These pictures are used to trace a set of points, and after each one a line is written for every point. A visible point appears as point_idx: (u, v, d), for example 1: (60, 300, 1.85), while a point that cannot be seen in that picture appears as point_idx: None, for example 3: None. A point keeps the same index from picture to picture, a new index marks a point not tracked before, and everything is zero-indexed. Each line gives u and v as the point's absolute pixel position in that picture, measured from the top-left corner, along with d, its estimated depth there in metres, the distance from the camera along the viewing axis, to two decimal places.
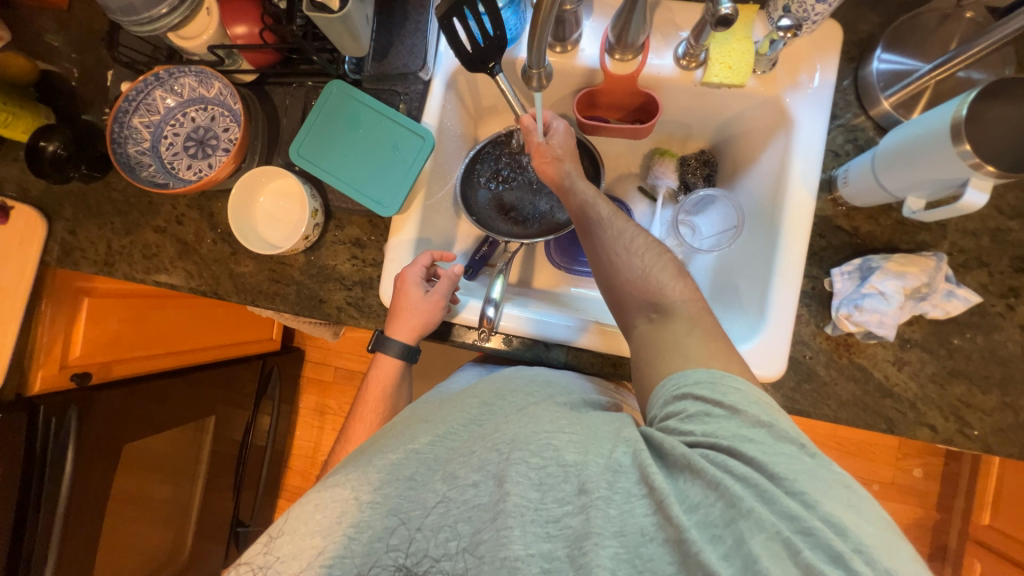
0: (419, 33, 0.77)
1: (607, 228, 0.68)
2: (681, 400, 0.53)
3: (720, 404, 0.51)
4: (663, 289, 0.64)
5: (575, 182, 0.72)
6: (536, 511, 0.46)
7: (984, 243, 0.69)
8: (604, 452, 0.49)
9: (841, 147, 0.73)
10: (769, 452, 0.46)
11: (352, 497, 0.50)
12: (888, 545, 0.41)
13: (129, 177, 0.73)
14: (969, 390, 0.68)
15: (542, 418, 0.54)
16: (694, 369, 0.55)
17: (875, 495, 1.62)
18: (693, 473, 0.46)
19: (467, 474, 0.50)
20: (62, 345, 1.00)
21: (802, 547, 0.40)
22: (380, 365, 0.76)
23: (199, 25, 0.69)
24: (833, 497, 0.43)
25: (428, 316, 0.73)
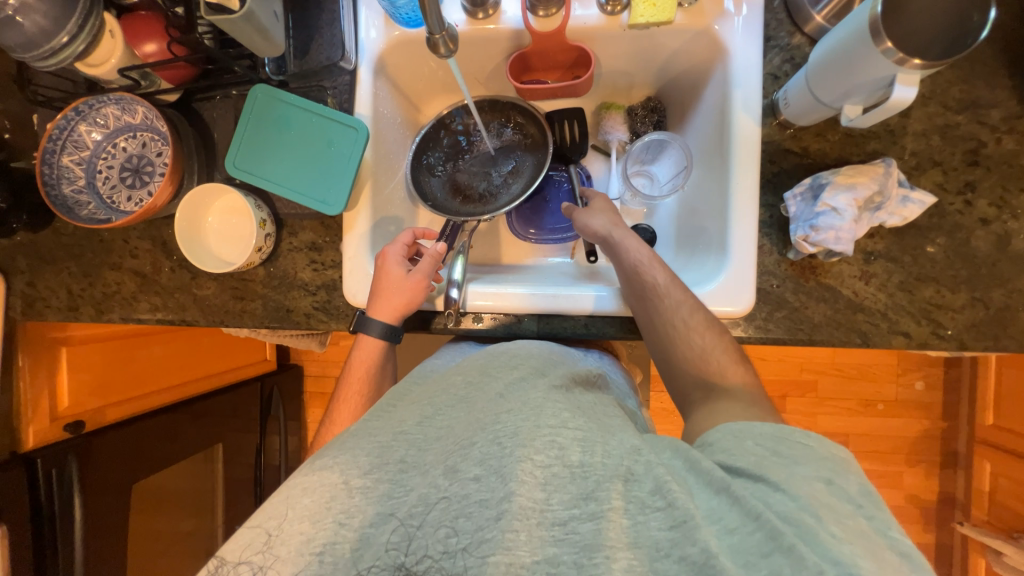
0: (336, 23, 0.75)
1: (647, 276, 0.69)
2: (739, 438, 0.50)
3: (778, 445, 0.48)
4: (705, 338, 0.65)
5: (624, 245, 0.72)
6: (542, 513, 0.44)
7: (934, 142, 0.68)
8: (613, 456, 0.46)
9: (780, 69, 0.72)
10: (819, 491, 0.43)
11: (341, 481, 0.49)
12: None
13: (69, 218, 0.72)
14: (937, 292, 0.68)
15: (545, 408, 0.50)
16: (758, 422, 0.51)
17: (881, 414, 1.65)
18: (731, 494, 0.43)
19: (469, 467, 0.47)
20: (48, 398, 1.00)
21: None
22: (363, 345, 0.73)
23: (106, 49, 0.67)
24: (882, 554, 0.39)
25: (411, 296, 0.72)
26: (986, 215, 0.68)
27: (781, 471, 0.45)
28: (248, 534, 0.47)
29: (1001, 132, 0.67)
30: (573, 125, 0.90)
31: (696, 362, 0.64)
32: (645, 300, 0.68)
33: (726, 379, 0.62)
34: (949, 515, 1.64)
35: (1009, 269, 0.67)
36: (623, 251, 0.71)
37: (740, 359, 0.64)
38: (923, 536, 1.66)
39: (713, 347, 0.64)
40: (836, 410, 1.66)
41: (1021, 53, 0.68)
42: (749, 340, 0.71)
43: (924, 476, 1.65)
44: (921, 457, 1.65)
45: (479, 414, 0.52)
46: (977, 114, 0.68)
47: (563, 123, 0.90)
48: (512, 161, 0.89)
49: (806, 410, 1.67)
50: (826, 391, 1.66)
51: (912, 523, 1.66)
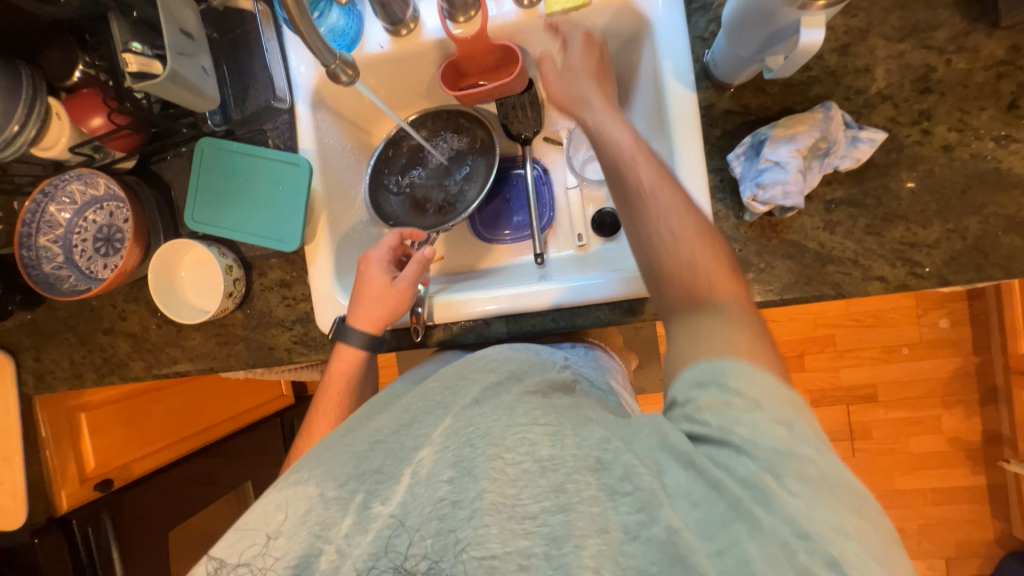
0: (267, 65, 0.77)
1: (636, 173, 0.58)
2: (702, 388, 0.46)
3: (748, 397, 0.44)
4: (698, 242, 0.55)
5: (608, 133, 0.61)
6: (513, 508, 0.44)
7: (880, 76, 0.65)
8: (583, 446, 0.46)
9: (708, 31, 0.70)
10: (779, 441, 0.41)
11: (316, 494, 0.49)
12: (884, 555, 0.38)
13: (52, 294, 0.76)
14: (908, 231, 0.65)
15: (516, 409, 0.50)
16: (723, 362, 0.46)
17: (906, 358, 1.58)
18: (691, 466, 0.42)
19: (442, 470, 0.47)
20: (75, 462, 1.05)
21: (801, 552, 0.37)
22: (342, 354, 0.74)
23: (56, 130, 0.71)
24: (840, 503, 0.39)
25: (395, 302, 0.73)
26: (948, 142, 0.64)
27: (743, 424, 0.42)
28: (248, 538, 0.49)
29: (950, 53, 0.64)
30: (524, 107, 0.90)
31: (682, 270, 0.54)
32: (631, 207, 0.58)
33: (713, 292, 0.52)
34: (996, 453, 1.56)
35: (982, 194, 0.64)
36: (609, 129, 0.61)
37: (733, 272, 0.54)
38: (973, 479, 1.58)
39: (707, 259, 0.54)
40: (858, 361, 1.60)
41: None
42: None
43: (963, 416, 1.57)
44: (956, 397, 1.57)
45: (443, 423, 0.52)
46: (920, 39, 0.65)
47: (513, 107, 0.90)
48: (466, 167, 0.89)
49: (826, 366, 1.61)
50: (843, 343, 1.60)
51: (959, 467, 1.58)
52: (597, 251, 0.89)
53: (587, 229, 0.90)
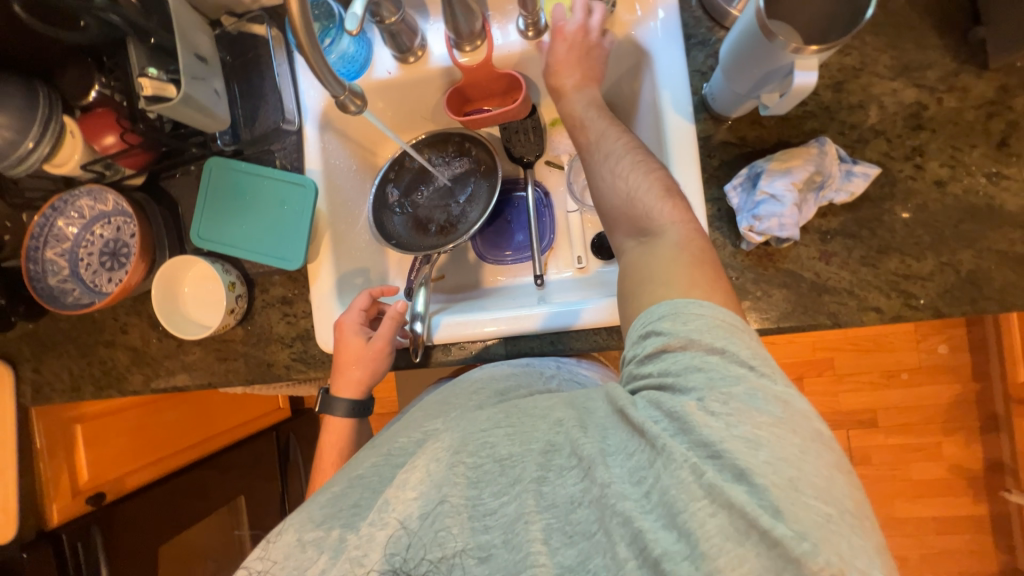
0: (278, 88, 0.79)
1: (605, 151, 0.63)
2: (647, 337, 0.48)
3: (679, 335, 0.46)
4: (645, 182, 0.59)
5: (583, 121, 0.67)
6: (474, 508, 0.47)
7: (873, 112, 0.67)
8: (537, 437, 0.49)
9: (706, 65, 0.72)
10: (710, 374, 0.44)
11: (295, 539, 0.50)
12: (800, 455, 0.39)
13: (56, 308, 0.77)
14: (903, 263, 0.66)
15: (478, 416, 0.52)
16: (657, 304, 0.50)
17: (906, 384, 1.57)
18: (626, 419, 0.46)
19: (408, 490, 0.47)
20: (68, 474, 1.04)
21: (709, 471, 0.40)
22: (331, 417, 0.77)
23: (68, 148, 0.72)
24: (759, 416, 0.41)
25: (373, 364, 0.74)
26: (940, 177, 0.66)
27: (677, 362, 0.45)
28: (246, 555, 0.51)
29: (941, 91, 0.66)
30: (526, 131, 0.92)
31: (629, 209, 0.59)
32: (600, 187, 0.62)
33: (659, 225, 0.56)
34: (999, 483, 1.54)
35: (975, 229, 0.65)
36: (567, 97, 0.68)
37: (676, 195, 0.58)
38: (975, 508, 1.56)
39: (653, 194, 0.58)
40: (858, 386, 1.59)
41: (949, 10, 0.66)
42: None
43: (964, 444, 1.56)
44: (957, 424, 1.56)
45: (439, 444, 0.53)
46: (912, 78, 0.67)
47: (516, 132, 0.92)
48: (469, 189, 0.91)
49: (826, 390, 1.60)
50: (843, 367, 1.60)
51: (961, 496, 1.56)
52: (597, 273, 0.90)
53: (586, 251, 0.91)
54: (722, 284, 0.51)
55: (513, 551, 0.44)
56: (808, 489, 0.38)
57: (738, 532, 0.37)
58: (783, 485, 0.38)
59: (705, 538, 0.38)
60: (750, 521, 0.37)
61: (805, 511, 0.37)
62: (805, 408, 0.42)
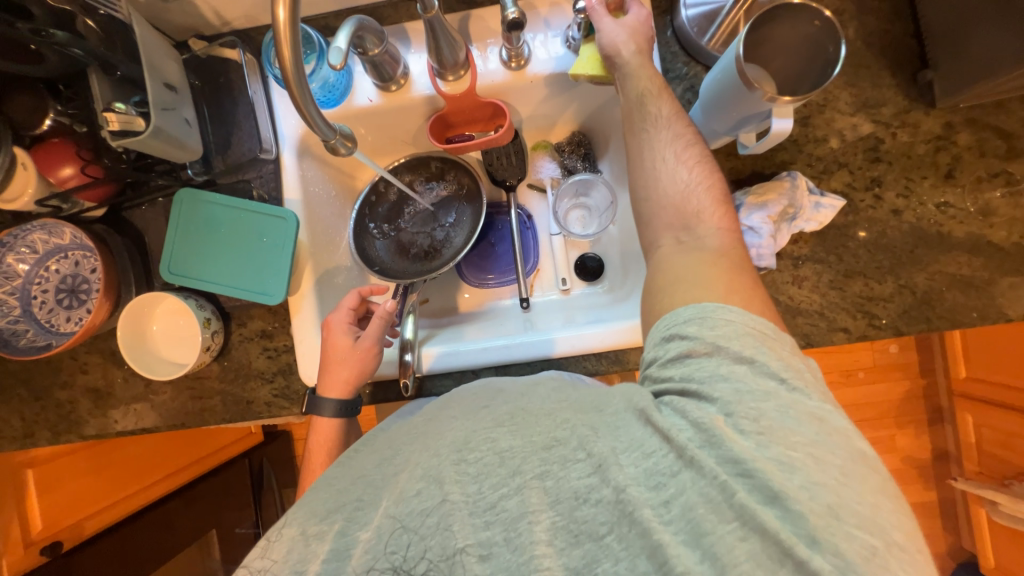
0: (253, 113, 0.76)
1: (651, 113, 0.62)
2: (673, 340, 0.51)
3: (708, 343, 0.48)
4: (693, 175, 0.59)
5: (631, 85, 0.64)
6: (474, 503, 0.47)
7: (836, 145, 0.72)
8: (540, 431, 0.50)
9: (683, 98, 0.75)
10: (747, 398, 0.45)
11: (298, 532, 0.50)
12: (838, 480, 0.41)
13: (7, 352, 0.71)
14: (867, 286, 0.71)
15: (482, 415, 0.53)
16: (683, 308, 0.51)
17: (862, 382, 1.68)
18: (648, 421, 0.47)
19: (411, 484, 0.48)
20: (19, 526, 0.96)
21: (738, 488, 0.42)
22: (318, 427, 0.72)
23: (20, 182, 0.67)
24: (792, 436, 0.43)
25: (361, 364, 0.72)
26: (896, 206, 0.71)
27: (706, 371, 0.47)
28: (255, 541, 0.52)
29: (895, 127, 0.71)
30: (508, 156, 0.92)
31: (681, 206, 0.58)
32: (641, 156, 0.62)
33: (702, 225, 0.57)
34: (945, 470, 1.67)
35: (928, 254, 0.70)
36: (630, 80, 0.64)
37: (721, 201, 0.59)
38: (925, 494, 1.69)
39: (703, 195, 0.58)
40: None
41: (899, 51, 0.72)
42: None
43: (914, 435, 1.68)
44: (907, 417, 1.68)
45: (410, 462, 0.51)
46: (869, 113, 0.72)
47: (499, 156, 0.93)
48: (452, 213, 0.90)
49: None
50: None
51: (913, 483, 1.69)
52: (580, 294, 0.92)
53: (569, 273, 0.93)
54: (758, 294, 0.53)
55: (516, 551, 0.45)
56: (842, 513, 0.40)
57: (769, 560, 0.39)
58: (820, 512, 0.40)
59: (733, 562, 0.40)
60: (784, 549, 0.39)
61: (844, 542, 0.39)
62: (839, 423, 0.44)
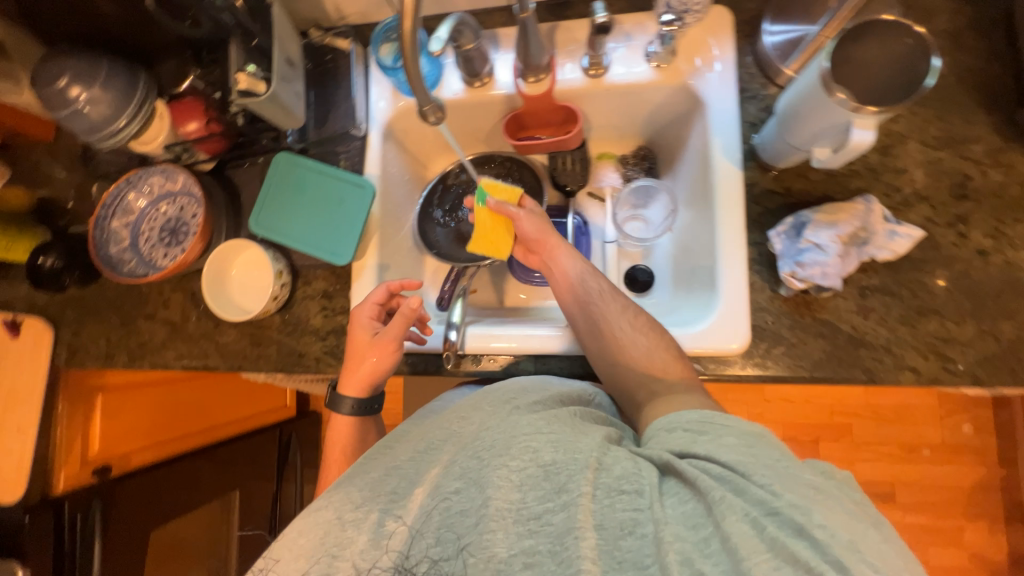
0: (351, 95, 0.85)
1: (592, 289, 0.76)
2: (671, 431, 0.53)
3: (709, 428, 0.51)
4: (647, 340, 0.70)
5: (568, 269, 0.78)
6: (518, 511, 0.47)
7: (918, 177, 0.70)
8: (582, 450, 0.50)
9: (757, 117, 0.76)
10: (744, 452, 0.47)
11: (333, 517, 0.52)
12: (854, 523, 0.41)
13: (112, 274, 0.81)
14: (942, 326, 0.66)
15: (520, 422, 0.54)
16: (686, 412, 0.55)
17: (927, 460, 1.50)
18: (672, 472, 0.48)
19: (450, 483, 0.51)
20: (81, 446, 1.02)
21: (770, 525, 0.41)
22: (335, 424, 0.76)
23: (155, 129, 0.79)
24: (803, 485, 0.43)
25: (376, 362, 0.74)
26: (983, 246, 0.67)
27: (712, 439, 0.50)
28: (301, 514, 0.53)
29: (986, 165, 0.69)
30: (573, 162, 0.94)
31: (644, 367, 0.68)
32: (596, 335, 0.73)
33: (666, 377, 0.66)
34: None
35: (1016, 301, 0.65)
36: (568, 264, 0.78)
37: (678, 355, 0.69)
38: None
39: (660, 353, 0.69)
40: (875, 456, 1.52)
41: (992, 92, 0.70)
42: (749, 377, 0.70)
43: (987, 532, 1.46)
44: (980, 511, 1.47)
45: (438, 463, 0.55)
46: (958, 149, 0.70)
47: (565, 162, 0.94)
48: None
49: (843, 456, 1.53)
50: (862, 434, 1.53)
51: None
52: None
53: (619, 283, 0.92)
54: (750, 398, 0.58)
55: (563, 565, 0.44)
56: (866, 550, 0.39)
57: None
58: (843, 546, 0.39)
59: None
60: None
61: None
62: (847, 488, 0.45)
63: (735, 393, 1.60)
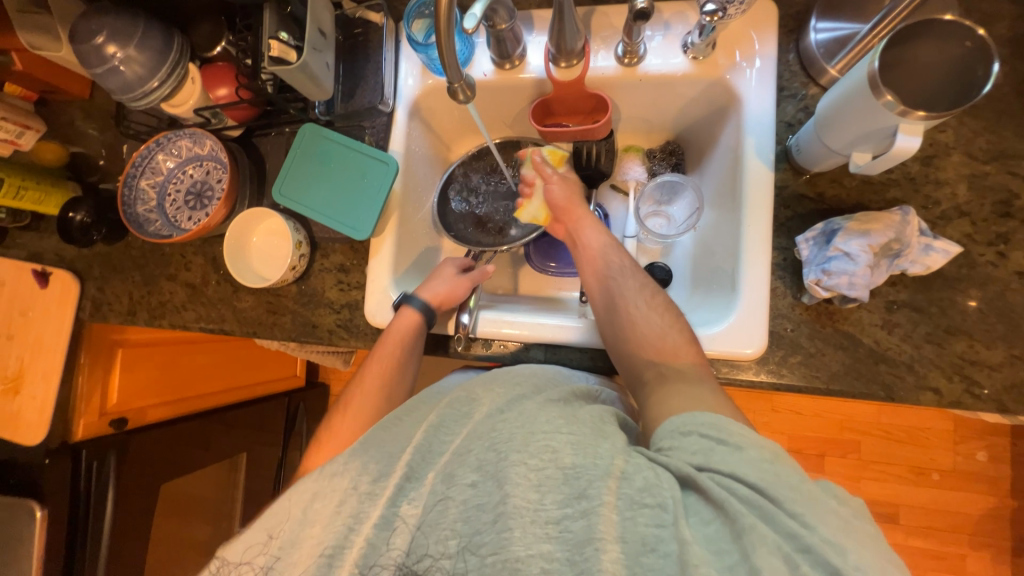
0: (380, 70, 0.84)
1: (613, 260, 0.77)
2: (685, 436, 0.52)
3: (727, 440, 0.49)
4: (662, 319, 0.69)
5: (591, 237, 0.79)
6: (536, 512, 0.48)
7: (961, 191, 0.67)
8: (602, 456, 0.49)
9: (794, 118, 0.74)
10: (771, 475, 0.46)
11: (350, 487, 0.53)
12: (878, 560, 0.42)
13: (138, 233, 0.83)
14: (971, 348, 0.64)
15: (538, 417, 0.54)
16: (700, 411, 0.53)
17: (936, 485, 1.46)
18: (697, 490, 0.46)
19: (466, 474, 0.52)
20: (100, 395, 1.07)
21: (802, 563, 0.41)
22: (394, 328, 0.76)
23: (186, 92, 0.79)
24: (832, 517, 0.43)
25: (457, 287, 0.80)
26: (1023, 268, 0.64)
27: (730, 454, 0.48)
28: (301, 485, 0.55)
29: None
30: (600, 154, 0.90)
31: (656, 344, 0.66)
32: (611, 308, 0.72)
33: (679, 361, 0.64)
34: None
35: None
36: (591, 233, 0.79)
37: (692, 341, 0.66)
38: None
39: (674, 335, 0.67)
40: (881, 476, 1.48)
41: None
42: (762, 384, 0.68)
43: (992, 563, 1.43)
44: (987, 542, 1.44)
45: (458, 439, 0.55)
46: (1006, 164, 0.66)
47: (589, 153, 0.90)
48: None
49: (848, 474, 1.50)
50: (870, 453, 1.49)
51: None
52: None
53: None
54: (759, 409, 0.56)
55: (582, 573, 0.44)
56: None
57: None
58: None
59: None
60: None
61: None
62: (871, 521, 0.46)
63: (743, 400, 1.58)
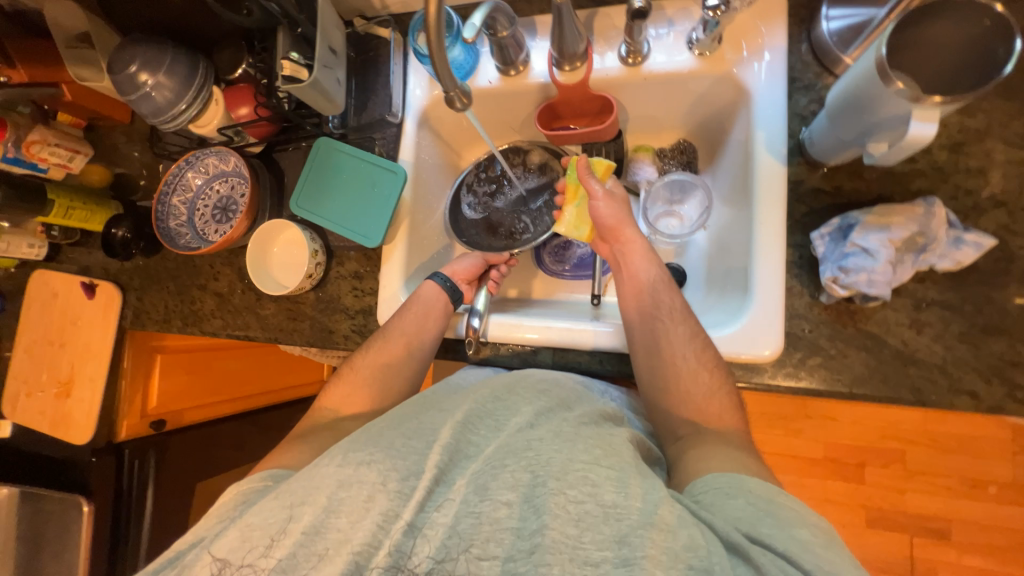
0: (389, 82, 0.87)
1: (663, 297, 0.71)
2: (731, 499, 0.50)
3: (776, 512, 0.48)
4: (710, 378, 0.64)
5: (641, 270, 0.74)
6: (573, 550, 0.46)
7: (995, 180, 0.62)
8: (642, 495, 0.49)
9: (807, 110, 0.71)
10: (822, 557, 0.45)
11: (379, 482, 0.52)
12: None
13: (170, 246, 0.88)
14: (1011, 348, 0.59)
15: (576, 445, 0.54)
16: (752, 480, 0.52)
17: (993, 499, 1.35)
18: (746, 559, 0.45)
19: (502, 492, 0.51)
20: (141, 396, 1.13)
21: None
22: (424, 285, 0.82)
23: (211, 113, 0.85)
24: None
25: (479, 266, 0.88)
26: None
27: (781, 526, 0.47)
28: (326, 471, 0.54)
29: None
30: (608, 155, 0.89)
31: (699, 405, 0.64)
32: (653, 354, 0.68)
33: (719, 427, 0.62)
34: None
35: None
36: (643, 265, 0.74)
37: (734, 403, 0.64)
38: None
39: (719, 398, 0.63)
40: (929, 488, 1.38)
41: None
42: (779, 388, 0.66)
43: None
44: None
45: (492, 445, 0.57)
46: None
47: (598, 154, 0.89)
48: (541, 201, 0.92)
49: (891, 485, 1.40)
50: (915, 463, 1.39)
51: None
52: None
53: None
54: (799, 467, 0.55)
55: None
56: None
57: None
58: None
59: None
60: None
61: None
62: None
63: (773, 405, 1.51)
